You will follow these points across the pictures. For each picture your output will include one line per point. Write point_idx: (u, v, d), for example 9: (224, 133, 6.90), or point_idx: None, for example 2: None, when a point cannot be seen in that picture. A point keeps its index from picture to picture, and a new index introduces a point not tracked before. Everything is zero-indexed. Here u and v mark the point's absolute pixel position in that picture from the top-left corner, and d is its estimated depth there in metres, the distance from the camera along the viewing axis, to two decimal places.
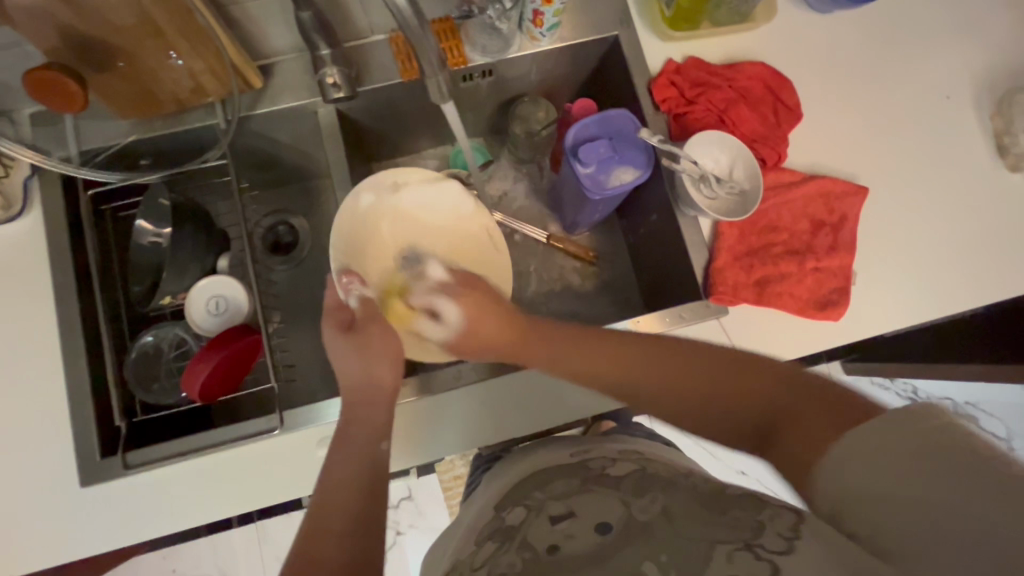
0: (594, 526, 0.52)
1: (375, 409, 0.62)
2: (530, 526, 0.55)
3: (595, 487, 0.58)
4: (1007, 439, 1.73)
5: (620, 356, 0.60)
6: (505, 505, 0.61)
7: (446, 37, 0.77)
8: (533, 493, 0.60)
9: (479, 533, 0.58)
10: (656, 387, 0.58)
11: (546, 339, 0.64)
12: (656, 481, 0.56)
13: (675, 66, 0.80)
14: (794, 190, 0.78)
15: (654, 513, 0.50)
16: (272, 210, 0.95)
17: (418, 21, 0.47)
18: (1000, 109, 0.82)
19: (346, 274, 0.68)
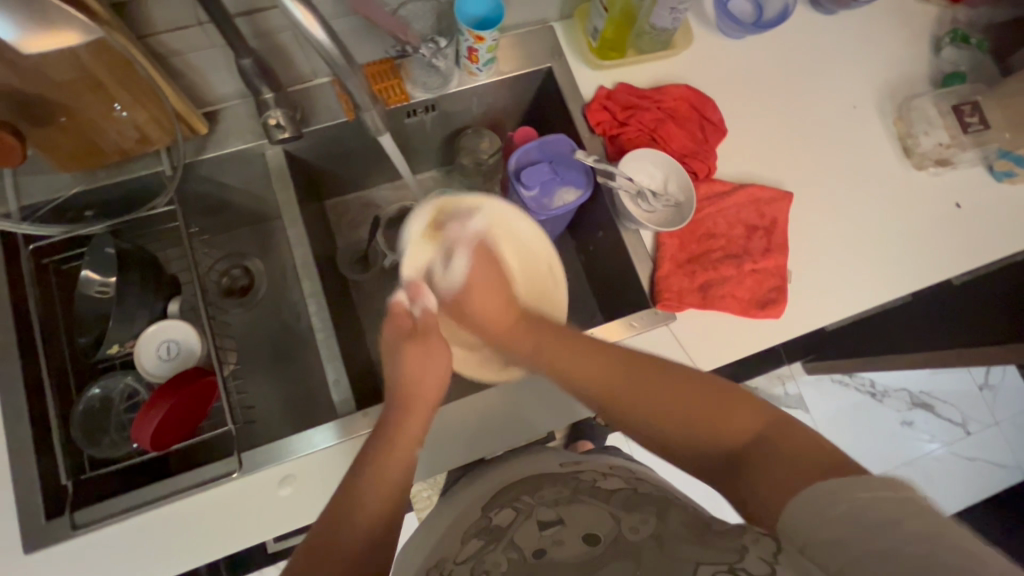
0: (582, 538, 0.55)
1: (414, 414, 0.67)
2: (517, 528, 0.60)
3: (586, 500, 0.62)
4: (963, 423, 1.81)
5: (665, 386, 0.62)
6: (492, 506, 0.67)
7: (385, 78, 0.82)
8: (521, 496, 0.66)
9: (467, 530, 0.64)
10: (641, 396, 0.62)
11: (624, 379, 0.65)
12: (644, 501, 0.60)
13: (606, 92, 0.86)
14: (726, 199, 0.84)
15: (645, 534, 0.54)
16: (227, 254, 0.95)
17: (345, 62, 0.49)
18: (901, 115, 0.90)
19: (413, 289, 0.74)
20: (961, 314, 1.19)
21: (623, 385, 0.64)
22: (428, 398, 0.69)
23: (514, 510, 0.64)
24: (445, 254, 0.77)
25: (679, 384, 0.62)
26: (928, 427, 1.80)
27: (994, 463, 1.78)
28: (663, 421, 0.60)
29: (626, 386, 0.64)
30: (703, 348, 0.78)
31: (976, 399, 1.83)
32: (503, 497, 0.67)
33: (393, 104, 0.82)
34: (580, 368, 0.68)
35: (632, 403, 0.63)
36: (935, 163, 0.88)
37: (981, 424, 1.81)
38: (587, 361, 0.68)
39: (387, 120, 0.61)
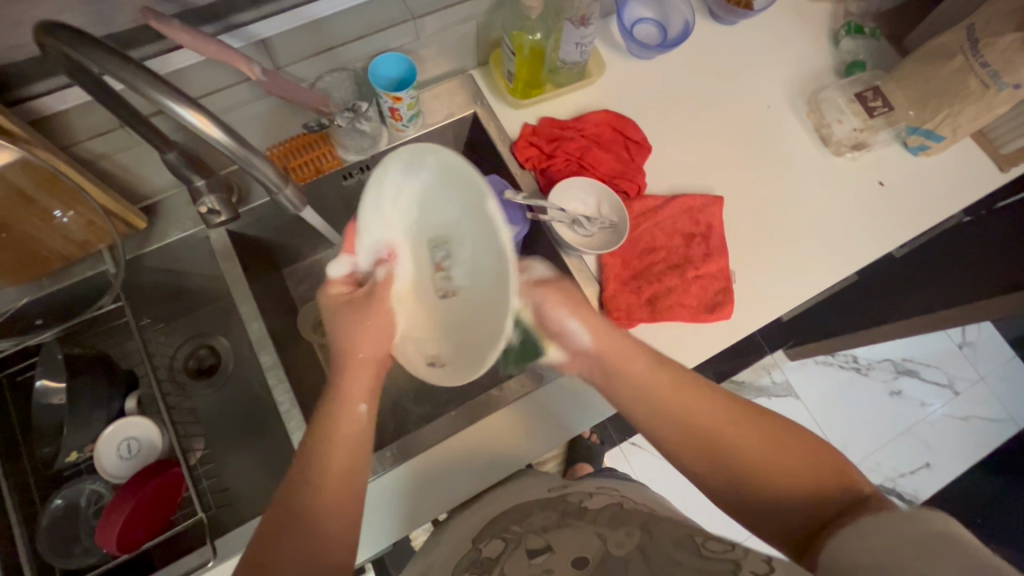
0: (571, 560, 0.55)
1: (360, 371, 0.67)
2: (506, 559, 0.60)
3: (573, 522, 0.63)
4: (950, 384, 1.83)
5: (756, 429, 0.61)
6: (481, 540, 0.69)
7: (313, 150, 0.86)
8: (510, 528, 0.68)
9: (458, 566, 0.65)
10: (723, 457, 0.60)
11: (702, 412, 0.63)
12: (630, 517, 0.61)
13: (531, 129, 0.89)
14: (660, 213, 0.86)
15: (630, 547, 0.55)
16: (187, 337, 0.95)
17: (246, 151, 0.52)
18: (812, 107, 0.95)
19: (387, 250, 0.70)
20: (917, 282, 1.23)
21: (734, 435, 0.60)
22: (372, 358, 0.68)
23: (504, 540, 0.65)
24: (427, 222, 0.67)
25: (757, 427, 0.61)
26: (917, 393, 1.81)
27: (987, 419, 1.79)
28: (746, 475, 0.58)
29: (715, 425, 0.61)
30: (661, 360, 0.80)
31: (959, 358, 1.86)
32: (492, 529, 0.70)
33: (325, 172, 0.86)
34: (662, 411, 0.64)
35: (714, 437, 0.61)
36: (851, 148, 0.93)
37: (968, 382, 1.83)
38: (676, 398, 0.64)
39: (303, 195, 0.63)
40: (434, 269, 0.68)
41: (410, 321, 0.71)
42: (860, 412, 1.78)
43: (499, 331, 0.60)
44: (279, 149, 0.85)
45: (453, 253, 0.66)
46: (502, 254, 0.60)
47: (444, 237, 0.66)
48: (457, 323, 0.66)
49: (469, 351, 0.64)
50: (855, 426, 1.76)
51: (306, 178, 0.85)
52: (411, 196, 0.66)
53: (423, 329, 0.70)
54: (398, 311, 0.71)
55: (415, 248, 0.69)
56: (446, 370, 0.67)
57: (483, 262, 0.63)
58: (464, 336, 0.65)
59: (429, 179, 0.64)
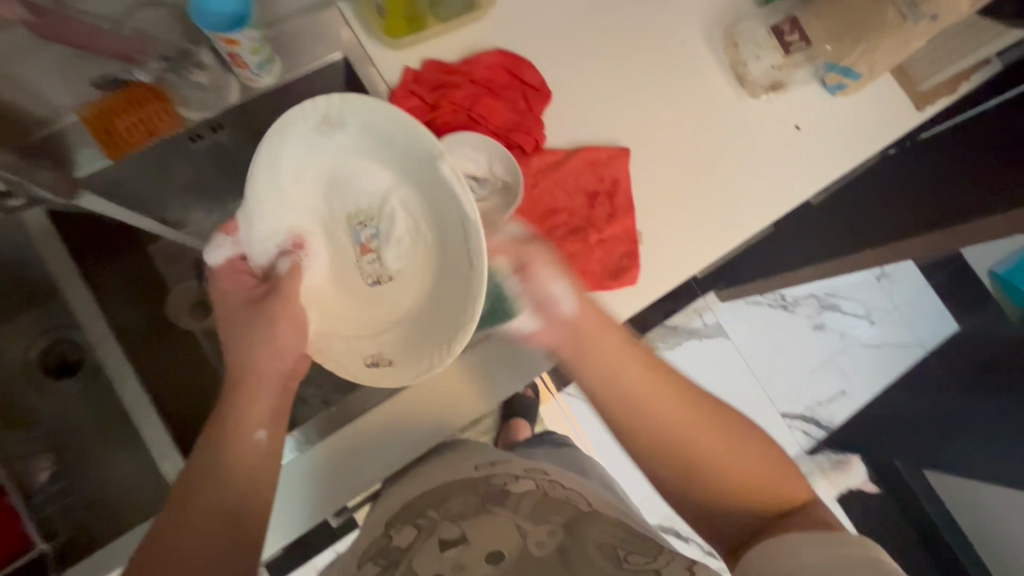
0: (488, 556, 0.52)
1: (260, 386, 0.62)
2: (417, 552, 0.55)
3: (494, 508, 0.58)
4: (867, 315, 1.90)
5: (690, 418, 0.60)
6: (395, 524, 0.63)
7: (140, 108, 0.70)
8: (426, 512, 0.62)
9: (367, 553, 0.60)
10: (649, 434, 0.61)
11: (657, 397, 0.61)
12: (555, 505, 0.57)
13: (411, 74, 0.77)
14: (560, 169, 0.77)
15: (551, 548, 0.52)
16: (41, 331, 0.81)
17: None
18: (729, 42, 0.86)
19: (293, 239, 0.67)
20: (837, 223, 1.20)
21: (687, 430, 0.60)
22: (275, 371, 0.63)
23: (416, 527, 0.60)
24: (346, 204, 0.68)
25: (689, 423, 0.60)
26: (837, 326, 1.88)
27: (897, 345, 1.90)
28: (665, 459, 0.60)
29: (660, 415, 0.61)
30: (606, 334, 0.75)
31: (878, 290, 1.92)
32: (410, 512, 0.64)
33: (163, 133, 0.72)
34: (603, 391, 0.63)
35: (664, 442, 0.60)
36: (767, 90, 0.85)
37: (882, 312, 1.91)
38: (640, 384, 0.62)
39: None
40: (360, 252, 0.69)
41: (328, 323, 0.68)
42: (786, 348, 1.84)
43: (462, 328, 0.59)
44: (95, 110, 0.70)
45: (399, 228, 0.67)
46: (463, 216, 0.59)
47: (372, 214, 0.68)
48: (404, 313, 0.68)
49: (416, 348, 0.64)
50: (779, 362, 1.83)
51: (137, 144, 0.71)
52: (329, 162, 0.66)
53: (366, 328, 0.68)
54: (308, 307, 0.68)
55: (328, 236, 0.69)
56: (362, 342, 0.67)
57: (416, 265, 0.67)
58: (416, 339, 0.65)
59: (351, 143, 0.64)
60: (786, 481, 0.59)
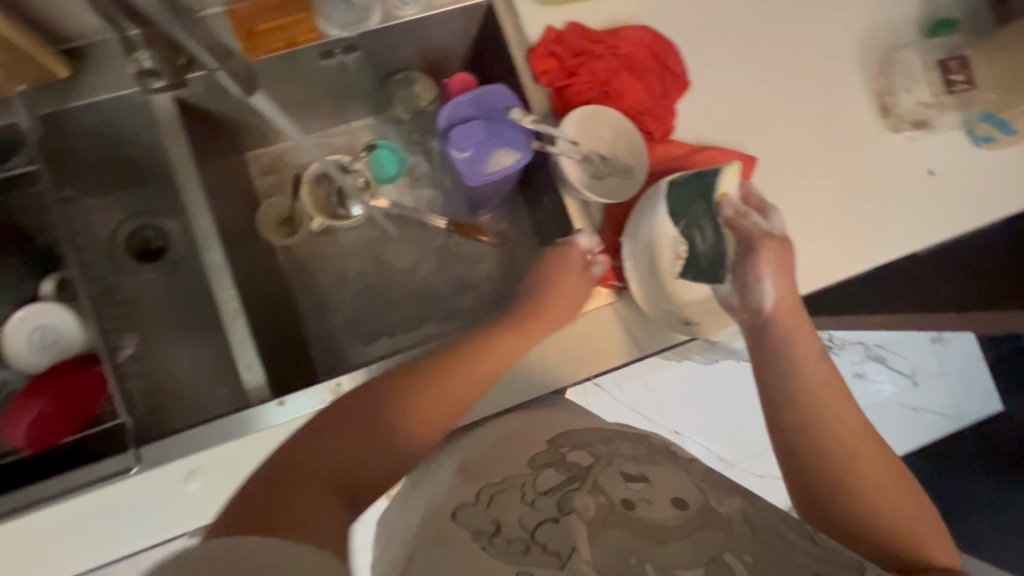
0: (672, 498, 0.49)
1: (485, 361, 0.60)
2: (600, 473, 0.51)
3: (667, 462, 0.55)
4: (912, 375, 1.83)
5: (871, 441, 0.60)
6: (561, 443, 0.56)
7: (283, 14, 0.70)
8: (596, 443, 0.56)
9: (535, 457, 0.55)
10: (817, 447, 0.60)
11: (832, 400, 0.61)
12: (725, 480, 0.55)
13: (555, 34, 0.74)
14: (684, 163, 0.74)
15: (733, 509, 0.50)
16: (132, 212, 0.83)
17: None
18: (882, 68, 0.81)
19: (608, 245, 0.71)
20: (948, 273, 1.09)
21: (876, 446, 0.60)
22: (513, 339, 0.64)
23: (590, 453, 0.54)
24: None
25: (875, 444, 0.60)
26: (880, 378, 1.82)
27: (936, 412, 1.82)
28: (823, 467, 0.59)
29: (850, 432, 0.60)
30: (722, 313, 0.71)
31: (928, 353, 1.84)
32: (568, 436, 0.58)
33: (302, 45, 0.71)
34: (804, 399, 0.62)
35: (839, 450, 0.59)
36: (912, 126, 0.80)
37: (929, 374, 1.83)
38: (817, 378, 0.63)
39: None
40: None
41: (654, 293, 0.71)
42: None
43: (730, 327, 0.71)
44: (240, 7, 0.68)
45: None
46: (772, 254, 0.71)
47: None
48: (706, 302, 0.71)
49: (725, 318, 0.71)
50: None
51: (274, 50, 0.71)
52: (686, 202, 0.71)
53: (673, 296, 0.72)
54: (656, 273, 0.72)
55: None
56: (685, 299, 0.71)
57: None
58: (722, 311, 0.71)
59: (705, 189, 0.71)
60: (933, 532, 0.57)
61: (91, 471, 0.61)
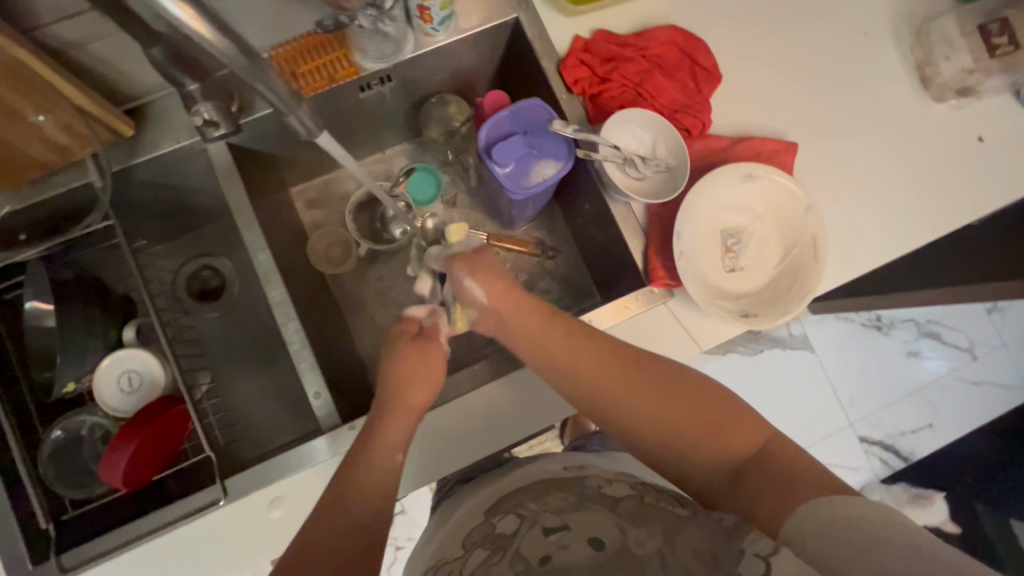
0: (589, 540, 0.52)
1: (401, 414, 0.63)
2: (522, 538, 0.55)
3: (594, 505, 0.56)
4: (970, 348, 1.77)
5: (643, 389, 0.61)
6: (495, 513, 0.60)
7: (324, 53, 0.72)
8: (526, 502, 0.59)
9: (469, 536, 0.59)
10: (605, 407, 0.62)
11: (585, 367, 0.63)
12: (655, 505, 0.54)
13: (583, 43, 0.75)
14: (723, 156, 0.74)
15: (651, 547, 0.49)
16: (191, 256, 0.87)
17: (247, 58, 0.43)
18: (919, 39, 0.80)
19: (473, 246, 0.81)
20: None
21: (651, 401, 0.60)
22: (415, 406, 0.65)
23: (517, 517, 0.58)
24: (725, 205, 0.72)
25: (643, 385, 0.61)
26: (935, 356, 1.76)
27: (999, 385, 1.75)
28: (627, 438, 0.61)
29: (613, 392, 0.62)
30: (771, 301, 0.72)
31: (984, 324, 1.78)
32: (508, 498, 0.61)
33: (343, 80, 0.73)
34: (562, 376, 0.65)
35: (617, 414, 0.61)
36: (957, 94, 0.78)
37: (988, 348, 1.77)
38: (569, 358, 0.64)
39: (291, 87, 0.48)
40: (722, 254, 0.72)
41: (706, 288, 0.70)
42: (878, 370, 1.73)
43: (786, 312, 0.70)
44: (283, 49, 0.72)
45: (752, 233, 0.73)
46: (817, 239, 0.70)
47: (737, 227, 0.72)
48: (756, 291, 0.72)
49: (779, 305, 0.71)
50: (869, 383, 1.72)
51: (318, 87, 0.73)
52: (721, 198, 0.72)
53: (727, 289, 0.72)
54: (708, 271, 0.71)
55: (703, 238, 0.72)
56: (734, 292, 0.72)
57: (769, 260, 0.73)
58: (774, 298, 0.72)
59: (739, 187, 0.72)
60: (734, 419, 0.57)
61: (81, 551, 0.62)
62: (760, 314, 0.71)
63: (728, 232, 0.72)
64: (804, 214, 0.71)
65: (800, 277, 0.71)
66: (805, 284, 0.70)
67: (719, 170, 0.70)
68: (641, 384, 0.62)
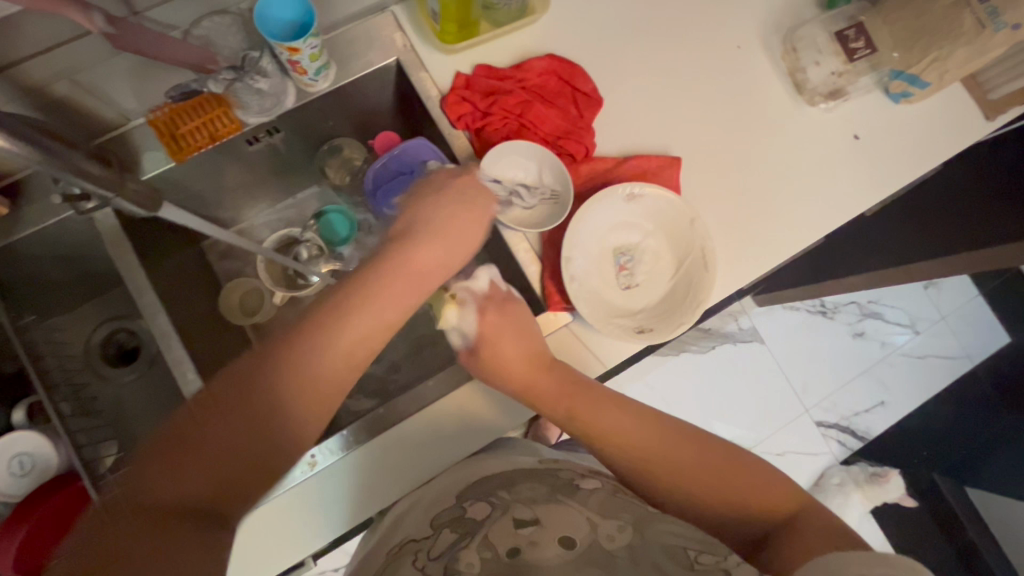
0: (559, 540, 0.49)
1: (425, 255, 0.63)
2: (494, 524, 0.53)
3: (563, 499, 0.56)
4: (912, 325, 1.81)
5: (674, 441, 0.62)
6: (472, 499, 0.60)
7: (203, 111, 0.71)
8: (501, 492, 0.60)
9: (442, 519, 0.59)
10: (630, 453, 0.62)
11: (609, 418, 0.64)
12: (625, 508, 0.55)
13: (463, 80, 0.77)
14: (609, 177, 0.76)
15: (620, 543, 0.48)
16: (102, 320, 0.86)
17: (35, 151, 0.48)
18: (788, 47, 0.83)
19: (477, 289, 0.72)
20: (902, 228, 1.12)
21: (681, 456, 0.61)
22: (419, 270, 0.62)
23: (490, 504, 0.58)
24: (612, 225, 0.74)
25: (677, 438, 0.63)
26: (882, 334, 1.80)
27: (945, 356, 1.79)
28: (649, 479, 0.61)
29: (643, 440, 0.62)
30: (665, 314, 0.73)
31: (923, 299, 1.82)
32: (481, 487, 0.62)
33: (226, 137, 0.72)
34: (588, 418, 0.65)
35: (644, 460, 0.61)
36: (827, 97, 0.82)
37: (930, 322, 1.81)
38: (603, 413, 0.64)
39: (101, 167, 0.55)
40: (616, 273, 0.74)
41: (599, 306, 0.72)
42: (828, 355, 1.76)
43: (682, 323, 0.71)
44: (162, 112, 0.70)
45: (642, 249, 0.75)
46: (703, 249, 0.72)
47: (628, 245, 0.75)
48: (652, 305, 0.74)
49: (673, 317, 0.73)
50: (821, 367, 1.75)
51: (202, 147, 0.72)
52: (609, 219, 0.74)
53: (624, 305, 0.74)
54: (603, 290, 0.73)
55: (595, 258, 0.73)
56: (630, 309, 0.74)
57: (663, 274, 0.75)
58: (669, 309, 0.73)
59: (624, 208, 0.74)
60: (762, 483, 0.59)
61: None
62: (658, 327, 0.72)
63: (620, 251, 0.74)
64: (688, 226, 0.73)
65: (693, 288, 0.72)
66: (699, 295, 0.72)
67: (601, 193, 0.72)
68: (673, 437, 0.63)
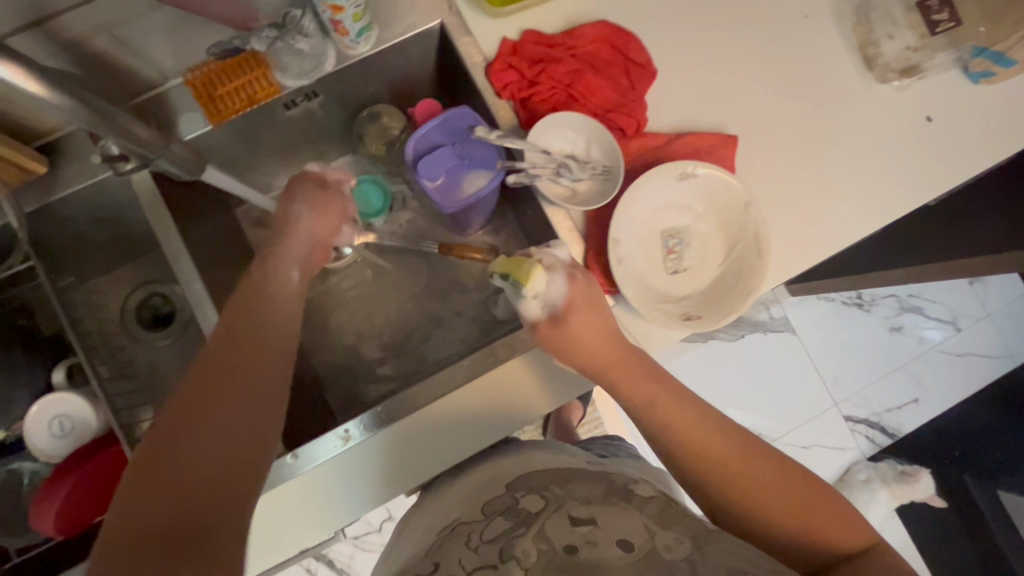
0: (617, 541, 0.46)
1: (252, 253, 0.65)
2: (548, 519, 0.50)
3: (620, 503, 0.52)
4: (953, 321, 1.74)
5: (750, 454, 0.56)
6: (522, 490, 0.57)
7: (241, 74, 0.69)
8: (552, 487, 0.56)
9: (495, 506, 0.56)
10: (702, 457, 0.56)
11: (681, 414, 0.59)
12: (689, 517, 0.50)
13: (510, 46, 0.73)
14: (661, 154, 0.72)
15: (679, 556, 0.45)
16: (138, 283, 0.85)
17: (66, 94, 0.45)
18: (859, 18, 0.77)
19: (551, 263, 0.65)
20: None
21: (763, 472, 0.55)
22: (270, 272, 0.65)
23: (542, 497, 0.54)
24: (661, 205, 0.70)
25: (754, 453, 0.56)
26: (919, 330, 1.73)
27: (986, 356, 1.72)
28: (714, 486, 0.56)
29: (717, 447, 0.56)
30: (712, 301, 0.70)
31: (967, 296, 1.75)
32: (531, 481, 0.58)
33: (263, 100, 0.71)
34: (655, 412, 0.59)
35: (716, 468, 0.56)
36: (900, 74, 0.76)
37: (972, 319, 1.74)
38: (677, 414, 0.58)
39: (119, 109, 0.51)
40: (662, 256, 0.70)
41: (643, 290, 0.69)
42: (863, 349, 1.70)
43: (729, 311, 0.68)
44: (198, 73, 0.69)
45: (691, 231, 0.71)
46: (758, 234, 0.68)
47: (677, 226, 0.71)
48: (698, 291, 0.71)
49: (721, 304, 0.69)
50: (854, 362, 1.70)
51: (239, 110, 0.70)
52: (658, 199, 0.70)
53: (669, 290, 0.70)
54: (648, 274, 0.70)
55: (641, 239, 0.70)
56: (676, 295, 0.70)
57: (712, 260, 0.71)
58: (717, 296, 0.70)
59: (675, 188, 0.70)
60: (843, 515, 0.54)
61: None
62: (705, 315, 0.69)
63: (668, 233, 0.71)
64: (743, 209, 0.69)
65: (744, 276, 0.69)
66: (750, 282, 0.68)
67: (652, 171, 0.68)
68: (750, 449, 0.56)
